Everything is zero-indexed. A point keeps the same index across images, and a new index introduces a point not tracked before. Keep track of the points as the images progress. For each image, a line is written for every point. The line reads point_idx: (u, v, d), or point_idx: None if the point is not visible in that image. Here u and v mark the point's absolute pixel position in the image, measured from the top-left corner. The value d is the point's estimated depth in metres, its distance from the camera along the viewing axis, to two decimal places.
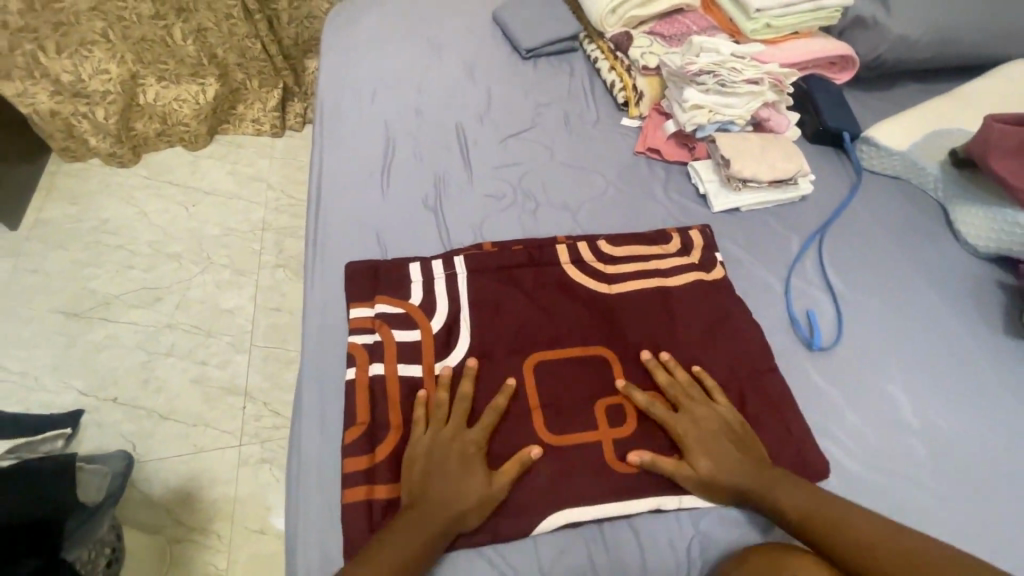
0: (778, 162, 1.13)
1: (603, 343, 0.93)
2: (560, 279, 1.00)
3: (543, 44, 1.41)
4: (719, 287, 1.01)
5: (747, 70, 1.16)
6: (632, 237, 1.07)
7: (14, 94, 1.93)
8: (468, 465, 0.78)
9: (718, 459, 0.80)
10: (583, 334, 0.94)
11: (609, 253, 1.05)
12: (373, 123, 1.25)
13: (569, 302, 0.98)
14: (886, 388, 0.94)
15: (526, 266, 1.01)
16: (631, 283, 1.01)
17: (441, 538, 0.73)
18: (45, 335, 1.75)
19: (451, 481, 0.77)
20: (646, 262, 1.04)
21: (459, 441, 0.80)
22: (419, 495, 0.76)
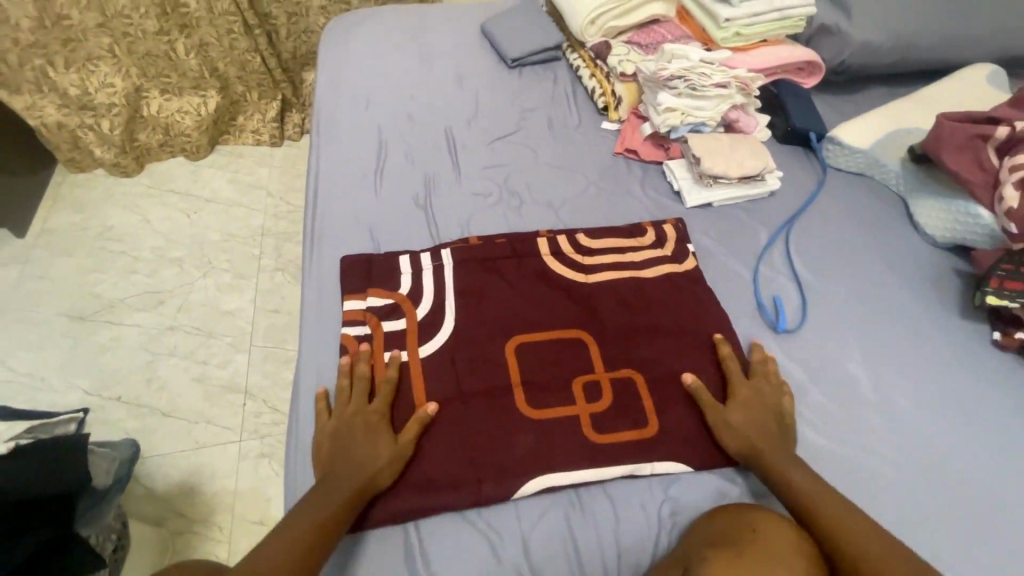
0: (747, 160, 1.20)
1: (579, 327, 1.00)
2: (541, 270, 1.07)
3: (527, 53, 1.49)
4: (690, 276, 1.08)
5: (716, 75, 1.24)
6: (611, 232, 1.14)
7: (23, 108, 2.01)
8: (375, 431, 0.85)
9: (755, 421, 0.89)
10: (561, 321, 1.00)
11: (587, 245, 1.12)
12: (366, 129, 1.33)
13: (548, 291, 1.05)
14: (846, 366, 1.00)
15: (508, 258, 1.08)
16: (607, 273, 1.08)
17: (357, 499, 0.80)
18: (52, 338, 1.81)
19: (362, 448, 0.84)
20: (622, 255, 1.11)
21: (360, 415, 0.87)
22: (337, 461, 0.83)
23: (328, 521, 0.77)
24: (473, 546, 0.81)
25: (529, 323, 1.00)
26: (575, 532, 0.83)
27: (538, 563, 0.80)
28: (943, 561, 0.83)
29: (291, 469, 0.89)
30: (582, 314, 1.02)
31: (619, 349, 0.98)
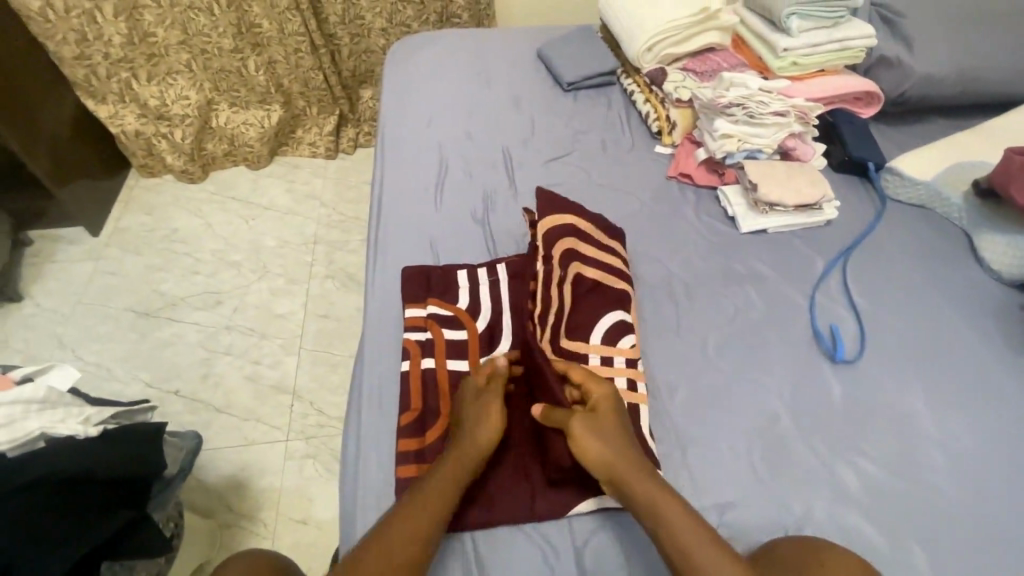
0: (804, 188, 1.20)
1: (620, 345, 0.99)
2: (573, 292, 1.05)
3: (583, 77, 1.53)
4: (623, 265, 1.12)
5: (774, 104, 1.25)
6: (593, 225, 1.14)
7: (106, 116, 2.17)
8: (488, 411, 0.88)
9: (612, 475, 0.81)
10: (603, 338, 1.00)
11: (587, 250, 1.09)
12: (428, 146, 1.39)
13: (587, 311, 1.02)
14: (907, 400, 0.98)
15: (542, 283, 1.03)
16: (607, 273, 1.08)
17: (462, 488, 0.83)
18: (119, 331, 1.93)
19: (435, 481, 0.82)
20: (605, 251, 1.11)
21: (482, 396, 0.90)
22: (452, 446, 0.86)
23: (435, 510, 0.79)
24: (529, 555, 0.83)
25: (568, 342, 0.99)
26: (628, 549, 0.83)
27: None
28: None
29: (351, 473, 0.92)
30: (621, 330, 1.01)
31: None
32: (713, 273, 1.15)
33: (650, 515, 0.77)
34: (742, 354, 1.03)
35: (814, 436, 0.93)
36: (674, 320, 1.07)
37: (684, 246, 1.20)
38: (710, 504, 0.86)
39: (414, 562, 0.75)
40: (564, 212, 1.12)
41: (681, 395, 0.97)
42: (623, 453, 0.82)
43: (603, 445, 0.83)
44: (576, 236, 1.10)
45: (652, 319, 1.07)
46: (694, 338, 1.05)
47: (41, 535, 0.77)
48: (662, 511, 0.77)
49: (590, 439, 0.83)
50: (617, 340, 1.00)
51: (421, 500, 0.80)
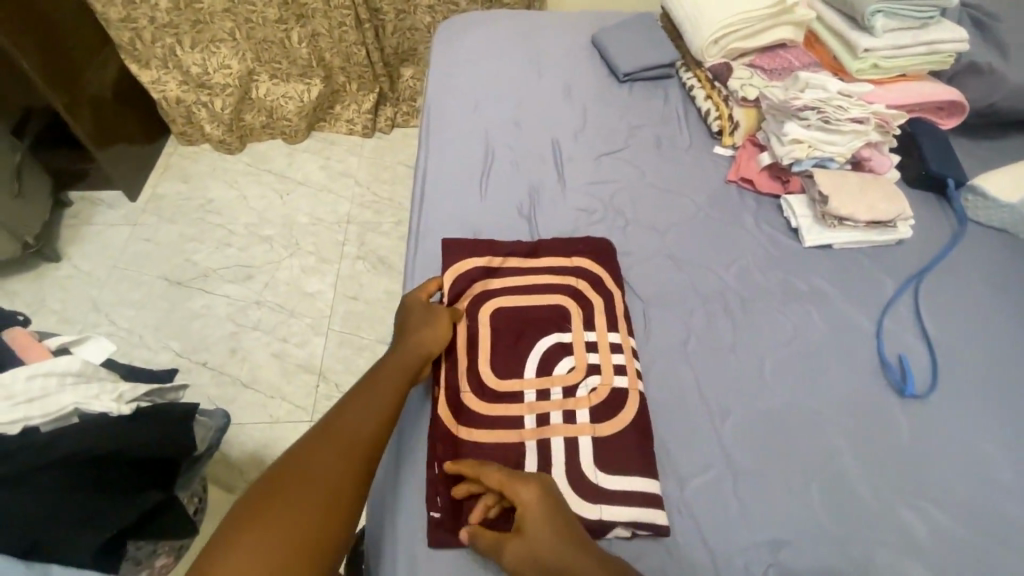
0: (879, 203, 1.11)
1: (556, 372, 0.93)
2: (494, 334, 0.98)
3: (641, 68, 1.45)
4: (576, 274, 1.05)
5: (854, 109, 1.15)
6: (521, 248, 1.09)
7: (149, 81, 2.17)
8: (432, 318, 0.95)
9: None
10: (535, 369, 0.94)
11: (502, 286, 1.04)
12: (474, 132, 1.33)
13: (513, 347, 0.96)
14: (982, 444, 0.90)
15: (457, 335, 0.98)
16: (534, 300, 1.02)
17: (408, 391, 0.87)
18: (152, 298, 1.93)
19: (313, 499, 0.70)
20: (528, 276, 1.05)
21: (420, 310, 0.96)
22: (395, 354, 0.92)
23: (386, 402, 0.84)
24: None
25: (494, 383, 0.92)
26: None
27: None
28: None
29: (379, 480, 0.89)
30: (556, 355, 0.95)
31: (592, 384, 0.92)
32: (772, 288, 1.08)
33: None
34: (801, 381, 0.96)
35: (878, 475, 0.86)
36: (729, 336, 1.01)
37: (743, 258, 1.12)
38: (760, 541, 0.80)
39: (371, 442, 0.79)
40: (477, 254, 1.07)
41: (734, 419, 0.91)
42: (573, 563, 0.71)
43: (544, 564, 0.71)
44: (492, 275, 1.05)
45: (705, 334, 1.01)
46: (749, 357, 0.98)
47: (71, 515, 0.76)
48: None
49: (532, 568, 0.71)
50: (551, 369, 0.94)
51: (372, 393, 0.84)
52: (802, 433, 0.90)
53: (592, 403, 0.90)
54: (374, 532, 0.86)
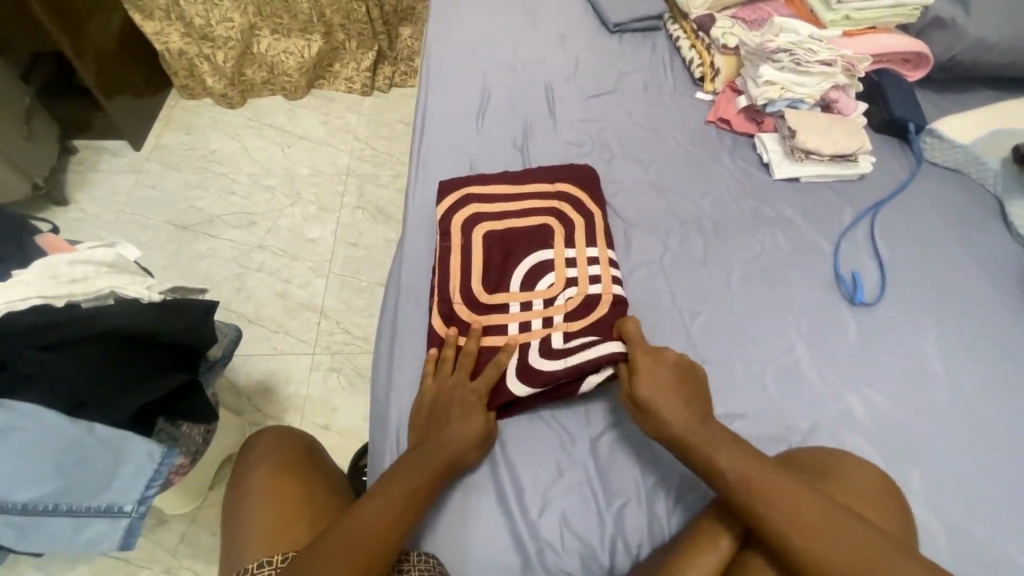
0: (843, 138, 1.21)
1: (539, 287, 1.03)
2: (485, 253, 1.07)
3: (630, 19, 1.52)
4: (564, 196, 1.14)
5: (823, 52, 1.25)
6: (508, 177, 1.16)
7: (152, 33, 2.21)
8: (468, 406, 0.87)
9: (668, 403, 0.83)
10: (522, 283, 1.03)
11: (492, 211, 1.11)
12: (471, 74, 1.41)
13: (502, 263, 1.06)
14: (919, 344, 1.02)
15: (451, 254, 1.06)
16: (521, 224, 1.10)
17: (444, 471, 0.81)
18: (158, 241, 2.01)
19: (370, 508, 0.76)
20: (517, 200, 1.13)
21: (460, 391, 0.89)
22: (429, 433, 0.85)
23: (433, 450, 0.82)
24: (544, 436, 0.91)
25: (482, 296, 1.02)
26: (643, 447, 0.89)
27: (605, 468, 0.88)
28: (998, 530, 0.85)
29: (385, 371, 1.00)
30: (541, 272, 1.04)
31: (569, 295, 1.01)
32: (743, 214, 1.18)
33: (738, 485, 0.73)
34: (762, 291, 1.07)
35: (826, 365, 0.98)
36: (701, 254, 1.11)
37: (718, 188, 1.22)
38: (718, 414, 0.92)
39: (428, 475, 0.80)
40: (471, 184, 1.14)
41: (702, 320, 1.02)
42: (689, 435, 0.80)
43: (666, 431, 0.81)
44: (484, 199, 1.12)
45: (679, 252, 1.11)
46: (718, 271, 1.09)
47: (109, 381, 0.86)
48: (744, 479, 0.74)
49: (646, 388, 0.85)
50: (534, 284, 1.03)
51: (442, 423, 0.85)
52: (762, 333, 1.01)
53: (568, 309, 1.00)
54: (380, 410, 0.96)
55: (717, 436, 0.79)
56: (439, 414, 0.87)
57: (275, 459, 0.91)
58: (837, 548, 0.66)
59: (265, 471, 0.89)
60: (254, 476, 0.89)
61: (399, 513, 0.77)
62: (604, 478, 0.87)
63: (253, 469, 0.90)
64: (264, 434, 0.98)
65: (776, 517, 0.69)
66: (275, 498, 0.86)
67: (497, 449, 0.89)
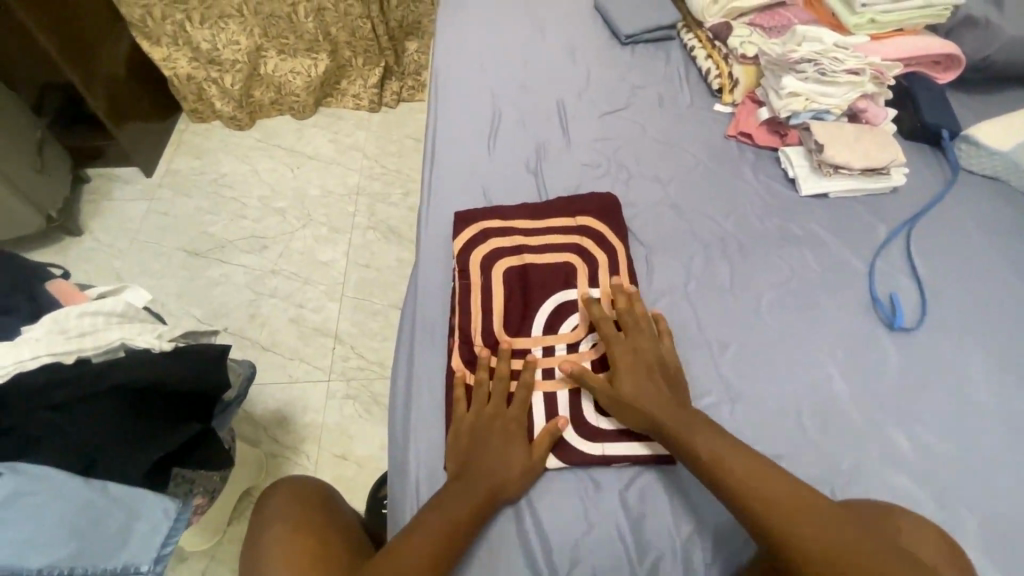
0: (874, 151, 1.15)
1: (562, 330, 0.99)
2: (504, 290, 1.03)
3: (643, 30, 1.48)
4: (580, 229, 1.09)
5: (850, 61, 1.19)
6: (525, 208, 1.12)
7: (160, 58, 2.21)
8: (510, 438, 0.86)
9: (641, 386, 0.88)
10: (544, 326, 0.99)
11: (510, 246, 1.07)
12: (481, 94, 1.37)
13: (523, 302, 1.02)
14: (967, 372, 0.96)
15: (469, 291, 1.02)
16: (540, 259, 1.06)
17: (487, 503, 0.80)
18: (172, 269, 2.00)
19: (415, 538, 0.74)
20: (535, 234, 1.09)
21: (500, 419, 0.88)
22: (469, 464, 0.83)
23: (480, 481, 0.81)
24: (572, 486, 0.86)
25: (504, 335, 0.98)
26: (675, 494, 0.85)
27: (636, 519, 0.83)
28: None
29: (402, 415, 0.96)
30: (564, 313, 1.00)
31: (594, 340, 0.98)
32: (769, 234, 1.13)
33: (712, 465, 0.78)
34: (795, 318, 1.01)
35: (868, 400, 0.92)
36: (727, 280, 1.06)
37: (742, 208, 1.17)
38: None
39: (474, 508, 0.79)
40: (487, 217, 1.10)
41: (732, 351, 0.97)
42: (667, 414, 0.84)
43: (647, 411, 0.85)
44: (503, 232, 1.08)
45: (705, 277, 1.06)
46: (747, 298, 1.04)
47: (121, 435, 0.84)
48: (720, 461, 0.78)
49: (625, 368, 0.90)
50: (557, 327, 0.99)
51: (486, 452, 0.84)
52: (795, 367, 0.96)
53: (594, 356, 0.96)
54: (399, 457, 0.93)
55: (701, 422, 0.83)
56: (480, 442, 0.85)
57: (295, 514, 0.88)
58: (817, 541, 0.68)
59: (281, 528, 0.86)
60: (269, 532, 0.86)
61: (446, 545, 0.75)
62: (636, 530, 0.82)
63: (268, 525, 0.87)
64: (280, 488, 0.96)
65: (741, 488, 0.75)
66: (299, 552, 0.82)
67: (520, 502, 0.84)
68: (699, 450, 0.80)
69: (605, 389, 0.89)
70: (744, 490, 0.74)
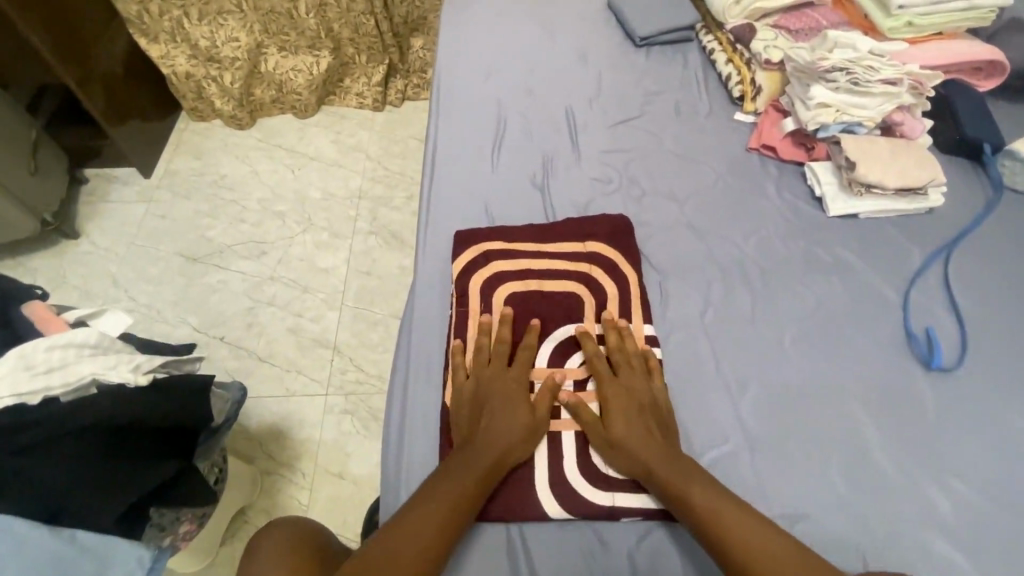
0: (910, 169, 1.06)
1: (567, 366, 0.91)
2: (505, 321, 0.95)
3: (658, 32, 1.38)
4: (589, 254, 1.02)
5: (886, 70, 1.09)
6: (530, 230, 1.04)
7: (158, 56, 2.14)
8: (512, 400, 0.83)
9: (634, 428, 0.82)
10: (548, 362, 0.91)
11: (513, 271, 1.00)
12: (485, 101, 1.30)
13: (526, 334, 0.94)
14: (1012, 420, 0.87)
15: (468, 321, 0.95)
16: (545, 287, 0.98)
17: (492, 473, 0.78)
18: (170, 274, 1.95)
19: (421, 510, 0.73)
20: (541, 258, 1.01)
21: (500, 381, 0.86)
22: (472, 435, 0.81)
23: (484, 449, 0.79)
24: (577, 543, 0.79)
25: None
26: (690, 554, 0.78)
27: None
28: None
29: (394, 453, 0.88)
30: (569, 347, 0.93)
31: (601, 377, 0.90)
32: (794, 259, 1.04)
33: (704, 518, 0.73)
34: (821, 355, 0.93)
35: (901, 451, 0.84)
36: (747, 311, 0.98)
37: (764, 230, 1.08)
38: (777, 513, 0.80)
39: (482, 474, 0.77)
40: (490, 238, 1.03)
41: (752, 392, 0.90)
42: (660, 460, 0.79)
43: (637, 454, 0.80)
44: (506, 256, 1.01)
45: (723, 307, 0.98)
46: (769, 332, 0.96)
47: (94, 478, 0.78)
48: (710, 512, 0.73)
49: (617, 405, 0.84)
50: (562, 363, 0.92)
51: (488, 416, 0.82)
52: (821, 412, 0.88)
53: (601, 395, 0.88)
54: (390, 500, 0.84)
55: (691, 469, 0.78)
56: (481, 409, 0.83)
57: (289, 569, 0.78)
58: None
59: None
60: None
61: (451, 518, 0.73)
62: None
63: None
64: (272, 531, 0.85)
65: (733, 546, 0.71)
66: None
67: (518, 560, 0.78)
68: (692, 502, 0.75)
69: (595, 427, 0.83)
70: (736, 548, 0.70)
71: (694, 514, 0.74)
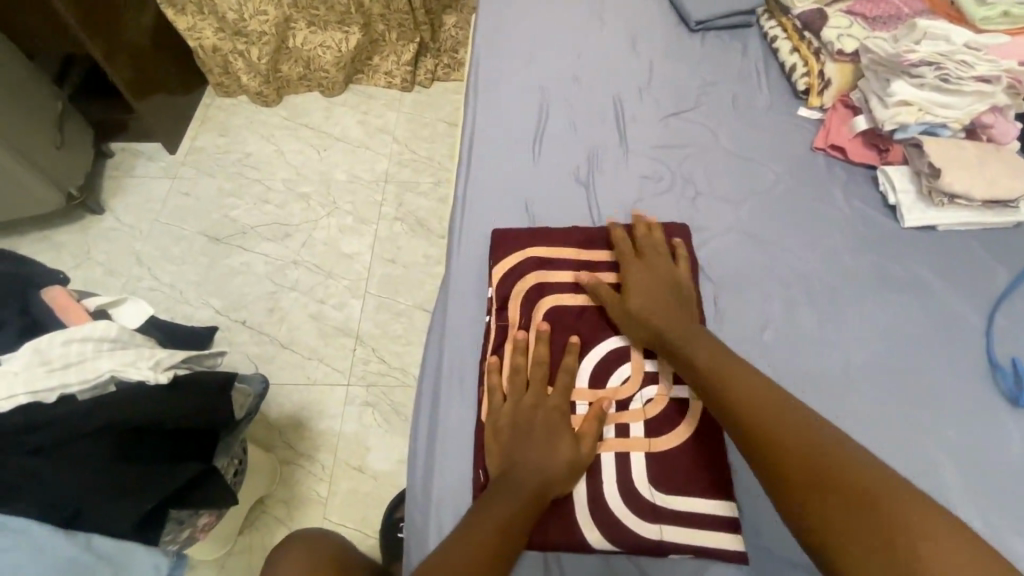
0: (1002, 179, 0.95)
1: (612, 383, 0.84)
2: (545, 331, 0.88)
3: (716, 16, 1.27)
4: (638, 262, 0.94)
5: (981, 65, 0.99)
6: (575, 234, 0.97)
7: (185, 28, 2.08)
8: (555, 431, 0.76)
9: (651, 299, 0.85)
10: (591, 377, 0.84)
11: (556, 279, 0.93)
12: (527, 87, 1.21)
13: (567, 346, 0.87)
14: None
15: (506, 330, 0.88)
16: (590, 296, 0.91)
17: (539, 498, 0.71)
18: (193, 254, 1.92)
19: (467, 534, 0.65)
20: (586, 266, 0.94)
21: (542, 409, 0.78)
22: (513, 459, 0.73)
23: (529, 471, 0.72)
24: None
25: None
26: None
27: None
28: None
29: (423, 467, 0.82)
30: (613, 362, 0.85)
31: (648, 395, 0.83)
32: (864, 275, 0.95)
33: (702, 369, 0.75)
34: (893, 383, 0.85)
35: (985, 497, 0.76)
36: (811, 331, 0.89)
37: (830, 240, 0.99)
38: None
39: (530, 495, 0.70)
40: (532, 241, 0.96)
41: None
42: (672, 323, 0.82)
43: (653, 320, 0.83)
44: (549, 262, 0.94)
45: (784, 325, 0.90)
46: (835, 354, 0.87)
47: (108, 480, 0.73)
48: (714, 374, 0.74)
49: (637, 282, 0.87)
50: (606, 379, 0.84)
51: (531, 436, 0.75)
52: (894, 448, 0.79)
53: (648, 417, 0.81)
54: (418, 517, 0.78)
55: (702, 332, 0.80)
56: (523, 433, 0.76)
57: None
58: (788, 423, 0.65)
59: None
60: None
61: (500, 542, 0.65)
62: None
63: None
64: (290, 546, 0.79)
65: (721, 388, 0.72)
66: None
67: None
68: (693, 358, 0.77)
69: (616, 302, 0.87)
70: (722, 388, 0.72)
71: (695, 366, 0.76)
